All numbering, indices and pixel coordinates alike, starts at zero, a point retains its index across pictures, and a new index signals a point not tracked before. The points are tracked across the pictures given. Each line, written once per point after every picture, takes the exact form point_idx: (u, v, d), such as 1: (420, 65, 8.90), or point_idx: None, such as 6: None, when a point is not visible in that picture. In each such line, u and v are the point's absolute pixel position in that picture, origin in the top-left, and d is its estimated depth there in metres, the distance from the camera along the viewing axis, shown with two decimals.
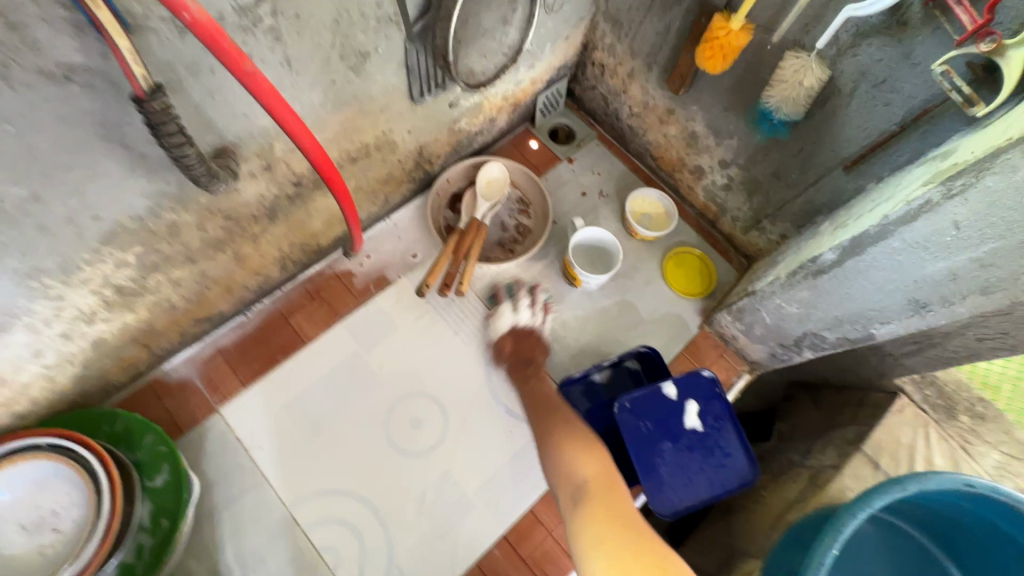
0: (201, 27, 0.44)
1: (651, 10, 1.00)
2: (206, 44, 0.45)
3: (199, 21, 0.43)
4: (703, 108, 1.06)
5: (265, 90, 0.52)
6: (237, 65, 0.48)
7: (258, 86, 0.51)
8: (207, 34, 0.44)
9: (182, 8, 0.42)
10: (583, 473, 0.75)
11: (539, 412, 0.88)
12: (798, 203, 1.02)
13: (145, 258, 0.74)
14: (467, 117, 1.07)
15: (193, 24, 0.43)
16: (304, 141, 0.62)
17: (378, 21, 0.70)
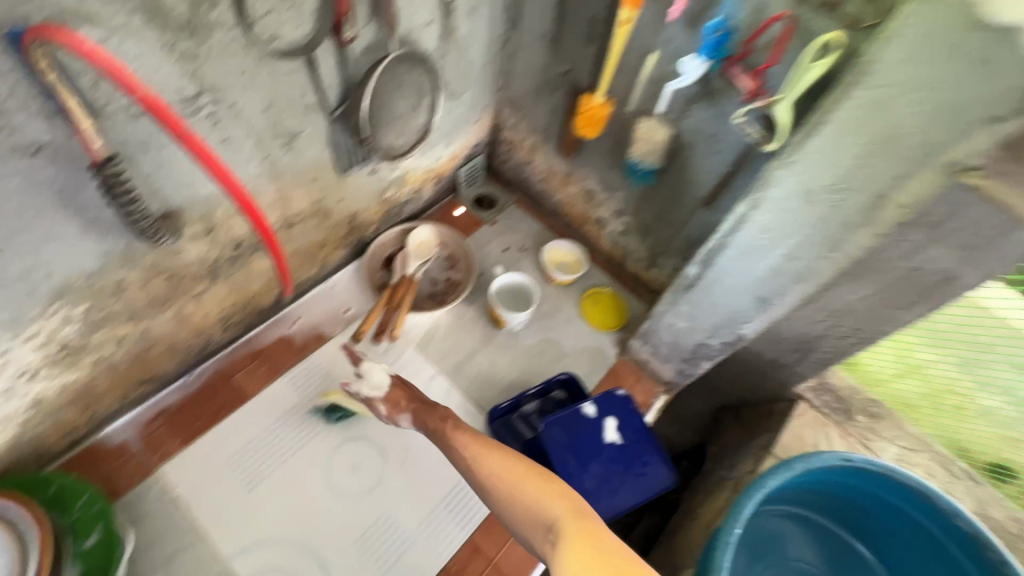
0: (148, 101, 0.57)
1: (539, 95, 1.24)
2: (153, 113, 0.59)
3: (145, 96, 0.57)
4: (592, 168, 1.27)
5: (200, 146, 0.64)
6: (175, 126, 0.61)
7: (194, 143, 0.63)
8: (153, 105, 0.58)
9: (132, 86, 0.56)
10: (546, 491, 0.77)
11: (482, 460, 0.83)
12: (679, 238, 1.20)
13: (90, 315, 0.82)
14: (394, 187, 1.24)
15: (142, 98, 0.57)
16: (235, 192, 0.72)
17: (303, 109, 0.87)
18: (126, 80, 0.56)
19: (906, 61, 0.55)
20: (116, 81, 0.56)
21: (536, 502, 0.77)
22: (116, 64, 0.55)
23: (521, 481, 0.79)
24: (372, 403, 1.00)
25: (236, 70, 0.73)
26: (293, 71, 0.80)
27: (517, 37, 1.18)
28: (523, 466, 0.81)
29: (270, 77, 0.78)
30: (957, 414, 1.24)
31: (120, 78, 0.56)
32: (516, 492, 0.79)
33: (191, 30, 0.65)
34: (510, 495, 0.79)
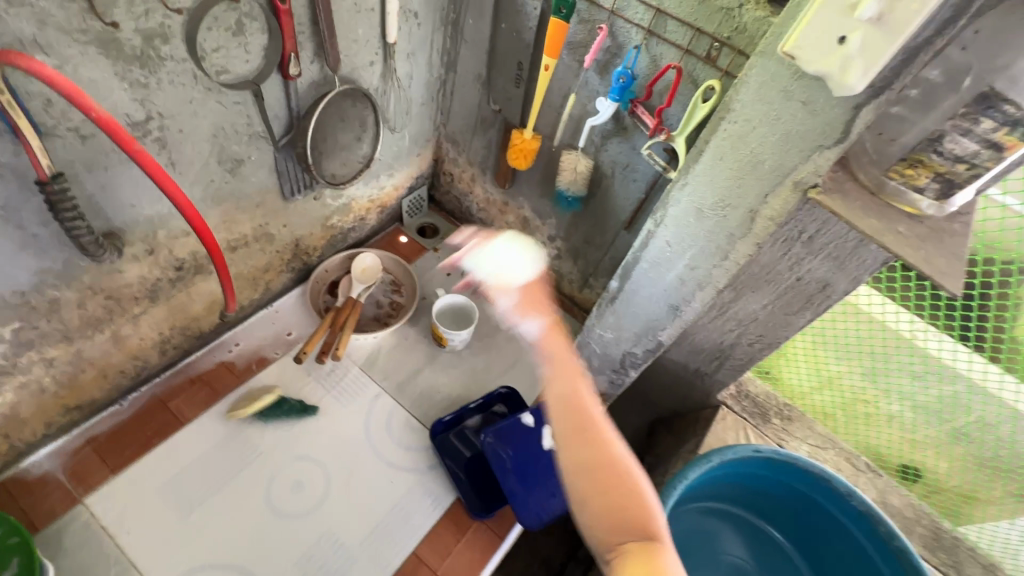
0: (105, 122, 0.62)
1: (476, 131, 1.36)
2: (107, 134, 0.63)
3: (102, 117, 0.62)
4: (526, 197, 1.38)
5: (152, 166, 0.69)
6: (129, 146, 0.66)
7: (147, 162, 0.68)
8: (109, 125, 0.63)
9: (89, 108, 0.61)
10: (634, 513, 0.64)
11: (581, 443, 0.69)
12: (606, 259, 1.32)
13: (20, 334, 0.81)
14: (338, 215, 1.30)
15: (99, 119, 0.62)
16: (187, 210, 0.76)
17: (250, 136, 0.93)
18: (84, 102, 0.60)
19: (757, 99, 0.69)
20: (74, 103, 0.59)
21: (610, 506, 0.65)
22: (74, 86, 0.59)
23: (613, 486, 0.66)
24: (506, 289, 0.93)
25: (184, 98, 0.79)
26: (240, 102, 0.87)
27: (454, 79, 1.30)
28: (620, 470, 0.67)
29: (217, 106, 0.84)
30: (865, 420, 1.39)
31: (78, 99, 0.59)
32: (596, 489, 0.66)
33: (142, 62, 0.71)
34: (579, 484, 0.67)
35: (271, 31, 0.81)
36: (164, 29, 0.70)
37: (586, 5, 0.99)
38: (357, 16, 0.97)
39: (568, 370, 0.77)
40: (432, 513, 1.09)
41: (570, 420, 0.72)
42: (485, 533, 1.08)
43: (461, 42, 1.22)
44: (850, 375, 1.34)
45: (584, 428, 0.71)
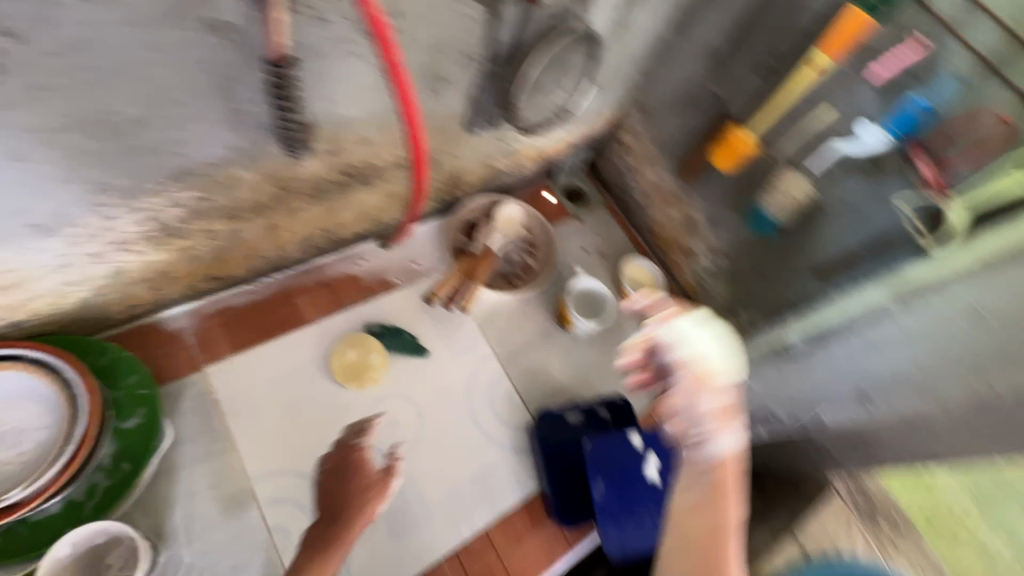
0: (374, 21, 0.59)
1: (678, 109, 1.18)
2: (373, 34, 0.61)
3: (374, 15, 0.59)
4: (705, 198, 1.22)
5: (401, 78, 0.66)
6: (388, 52, 0.62)
7: (399, 74, 0.65)
8: (376, 24, 0.60)
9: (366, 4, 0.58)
10: None
11: (699, 534, 0.69)
12: (770, 297, 1.16)
13: (197, 203, 0.78)
14: (503, 157, 1.18)
15: (368, 15, 0.59)
16: (413, 129, 0.74)
17: (465, 57, 0.82)
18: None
19: None
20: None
21: None
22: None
23: None
24: (701, 384, 0.73)
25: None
26: (473, 16, 0.75)
27: (679, 43, 1.11)
28: None
29: (450, 16, 0.73)
30: None
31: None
32: None
33: None
34: None
35: None
36: None
37: (910, 6, 0.77)
38: None
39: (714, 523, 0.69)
40: (509, 498, 1.04)
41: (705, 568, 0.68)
42: (558, 540, 1.03)
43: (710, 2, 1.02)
44: (948, 475, 1.21)
45: (723, 535, 0.69)
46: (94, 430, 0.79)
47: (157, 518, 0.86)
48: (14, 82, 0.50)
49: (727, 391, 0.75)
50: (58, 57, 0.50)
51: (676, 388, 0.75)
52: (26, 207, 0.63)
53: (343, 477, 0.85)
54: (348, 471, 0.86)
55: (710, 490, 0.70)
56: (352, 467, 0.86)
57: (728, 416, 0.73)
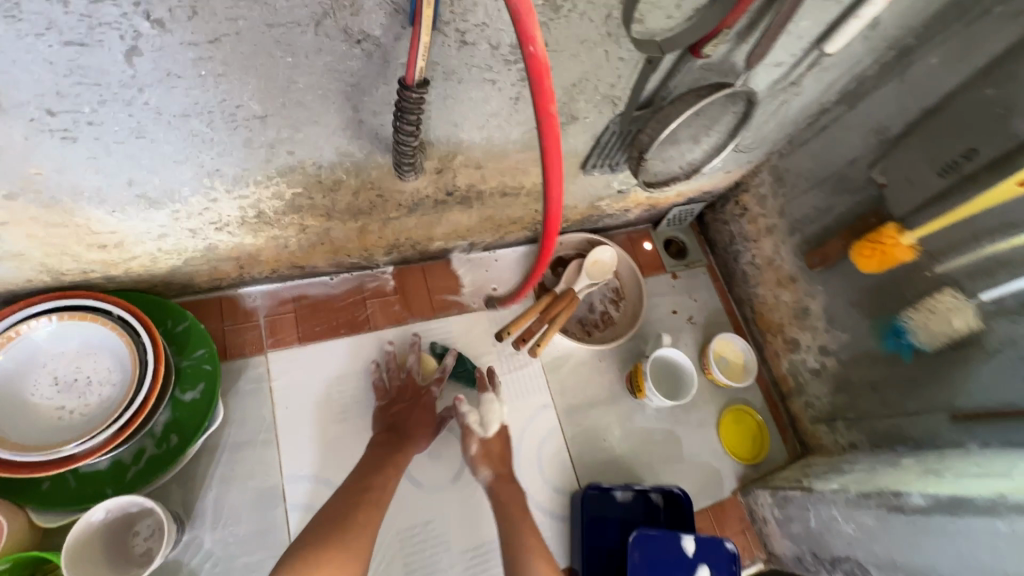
0: (535, 64, 0.47)
1: (821, 187, 1.03)
2: (531, 80, 0.48)
3: (537, 57, 0.46)
4: (828, 291, 1.06)
5: (553, 135, 0.53)
6: (544, 103, 0.50)
7: (550, 129, 0.52)
8: (537, 69, 0.47)
9: (531, 42, 0.45)
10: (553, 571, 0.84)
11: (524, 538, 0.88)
12: (884, 422, 1.00)
13: (296, 199, 0.76)
14: (610, 200, 1.09)
15: (530, 58, 0.46)
16: (551, 195, 0.62)
17: (603, 98, 0.74)
18: (530, 31, 0.44)
19: None
20: (518, 29, 0.45)
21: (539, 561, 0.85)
22: (530, 8, 0.43)
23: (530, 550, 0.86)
24: (469, 435, 0.97)
25: (580, 36, 0.61)
26: (625, 58, 0.67)
27: (844, 115, 0.97)
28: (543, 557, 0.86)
29: (602, 56, 0.65)
30: None
31: (524, 27, 0.44)
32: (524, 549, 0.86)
33: None
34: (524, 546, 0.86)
35: None
36: None
37: None
38: (819, 5, 0.68)
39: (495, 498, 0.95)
40: None
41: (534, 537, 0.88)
42: None
43: (898, 78, 0.87)
44: None
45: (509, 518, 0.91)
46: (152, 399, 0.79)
47: (190, 491, 0.86)
48: (150, 65, 0.48)
49: (502, 433, 1.00)
50: (196, 47, 0.48)
51: (471, 441, 0.97)
52: (137, 180, 0.63)
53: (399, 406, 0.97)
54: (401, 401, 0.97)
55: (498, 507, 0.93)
56: (417, 398, 0.97)
57: (483, 459, 0.96)
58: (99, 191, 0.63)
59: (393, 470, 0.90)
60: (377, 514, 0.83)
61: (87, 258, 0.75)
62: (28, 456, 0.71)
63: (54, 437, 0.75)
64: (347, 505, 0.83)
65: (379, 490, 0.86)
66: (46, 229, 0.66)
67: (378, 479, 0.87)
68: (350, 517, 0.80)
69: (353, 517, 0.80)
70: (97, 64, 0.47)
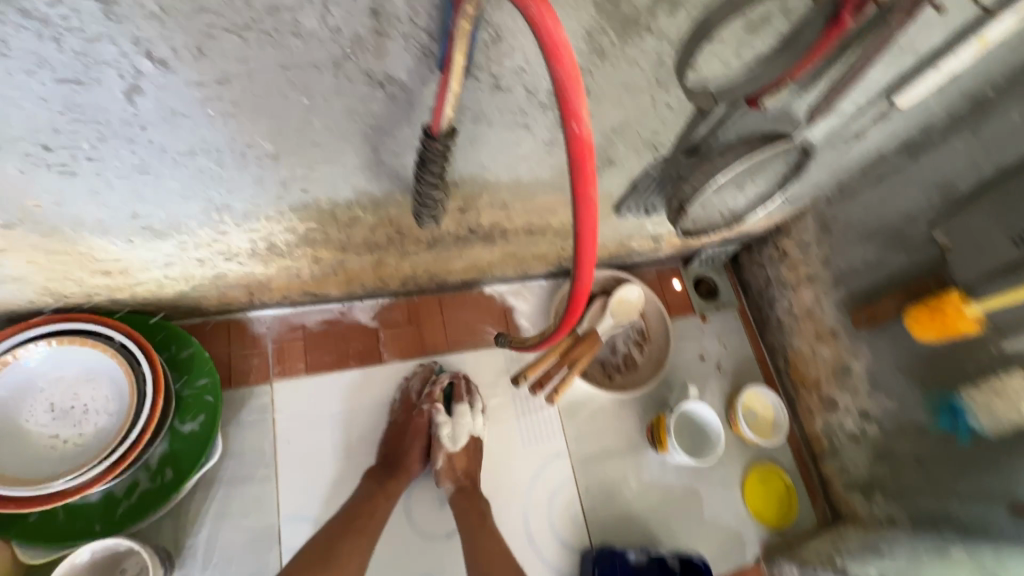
0: (578, 144, 0.40)
1: (873, 240, 0.95)
2: (571, 161, 0.42)
3: (581, 137, 0.40)
4: (874, 352, 0.98)
5: (590, 219, 0.46)
6: (583, 186, 0.43)
7: (588, 213, 0.45)
8: (579, 151, 0.41)
9: (575, 120, 0.39)
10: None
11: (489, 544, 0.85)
12: (929, 502, 0.92)
13: (309, 233, 0.72)
14: (641, 240, 1.02)
15: (573, 137, 0.40)
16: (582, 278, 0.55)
17: (644, 144, 0.67)
18: (575, 108, 0.38)
19: None
20: (561, 105, 0.39)
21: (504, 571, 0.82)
22: (578, 83, 0.37)
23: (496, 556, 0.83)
24: (437, 446, 0.90)
25: (626, 83, 0.55)
26: (673, 105, 0.61)
27: (905, 166, 0.89)
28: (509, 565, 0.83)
29: (647, 103, 0.59)
30: None
31: (568, 104, 0.38)
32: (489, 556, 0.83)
33: (626, 26, 0.47)
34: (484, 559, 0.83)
35: (791, 42, 0.53)
36: None
37: None
38: (894, 55, 0.61)
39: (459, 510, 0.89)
40: None
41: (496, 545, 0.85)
42: None
43: (972, 132, 0.79)
44: None
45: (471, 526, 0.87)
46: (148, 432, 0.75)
47: (183, 526, 0.83)
48: (154, 104, 0.44)
49: (470, 448, 0.93)
50: (204, 88, 0.44)
51: (438, 453, 0.90)
52: (142, 213, 0.59)
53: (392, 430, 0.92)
54: (401, 431, 0.91)
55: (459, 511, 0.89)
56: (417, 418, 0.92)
57: (446, 472, 0.90)
58: (102, 223, 0.59)
59: (381, 501, 0.86)
60: (365, 541, 0.81)
61: (91, 283, 0.72)
62: (14, 490, 0.68)
63: (46, 467, 0.72)
64: (342, 526, 0.82)
65: (372, 517, 0.84)
66: (48, 256, 0.63)
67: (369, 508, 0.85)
68: (339, 546, 0.79)
69: (337, 548, 0.79)
70: (96, 103, 0.43)
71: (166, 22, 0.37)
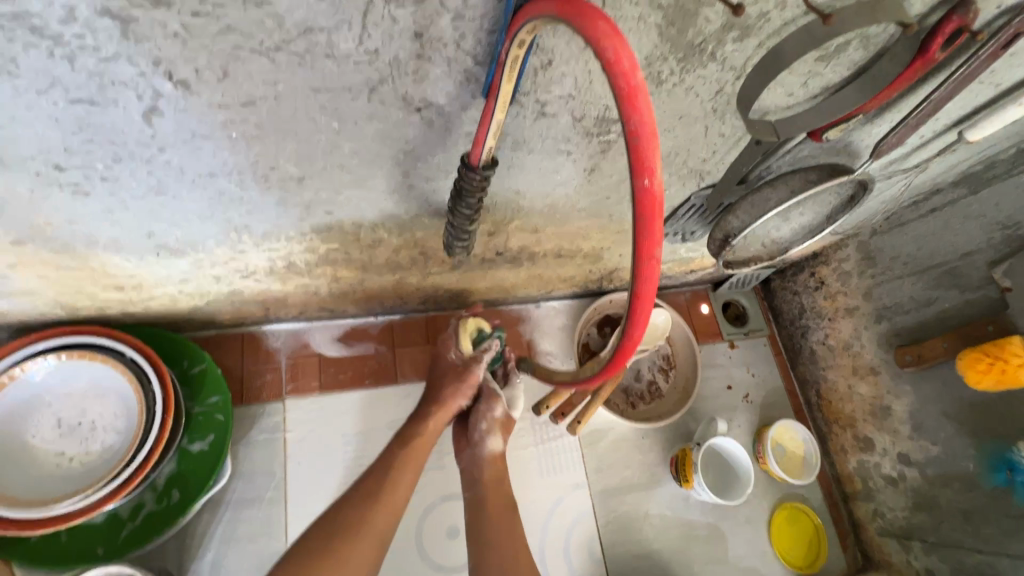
0: (645, 202, 0.34)
1: (923, 275, 0.89)
2: (636, 219, 0.35)
3: (651, 194, 0.33)
4: (917, 394, 0.92)
5: (649, 283, 0.39)
6: (648, 248, 0.36)
7: (647, 277, 0.38)
8: (649, 207, 0.34)
9: (647, 173, 0.32)
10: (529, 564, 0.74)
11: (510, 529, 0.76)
12: (973, 558, 0.86)
13: (330, 253, 0.68)
14: (674, 265, 0.97)
15: (642, 191, 0.33)
16: (631, 338, 0.47)
17: (690, 172, 0.63)
18: (648, 160, 0.32)
19: None
20: (630, 156, 0.32)
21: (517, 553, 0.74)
22: (654, 131, 0.31)
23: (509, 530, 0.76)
24: (494, 398, 0.80)
25: (680, 111, 0.51)
26: (727, 134, 0.56)
27: (963, 200, 0.83)
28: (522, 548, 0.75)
29: (700, 132, 0.55)
30: None
31: (640, 155, 0.32)
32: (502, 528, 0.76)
33: (688, 53, 0.43)
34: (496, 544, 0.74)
35: (868, 72, 0.48)
36: (759, 20, 0.41)
37: None
38: (972, 88, 0.56)
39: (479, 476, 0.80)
40: None
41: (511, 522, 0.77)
42: None
43: None
44: None
45: (499, 505, 0.78)
46: (156, 452, 0.72)
47: (188, 548, 0.80)
48: (173, 126, 0.41)
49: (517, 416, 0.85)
50: (227, 110, 0.40)
51: (495, 405, 0.80)
52: (157, 232, 0.56)
53: (449, 374, 0.80)
54: (463, 366, 0.79)
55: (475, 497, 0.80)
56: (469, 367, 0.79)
57: (501, 427, 0.81)
58: (115, 241, 0.56)
59: (416, 457, 0.76)
60: (390, 503, 0.71)
61: (104, 298, 0.69)
62: (16, 513, 0.65)
63: (51, 487, 0.70)
64: (367, 489, 0.72)
65: (406, 474, 0.74)
66: (58, 272, 0.60)
67: (396, 475, 0.74)
68: (368, 513, 0.69)
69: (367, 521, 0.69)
70: (111, 123, 0.39)
71: (188, 42, 0.34)
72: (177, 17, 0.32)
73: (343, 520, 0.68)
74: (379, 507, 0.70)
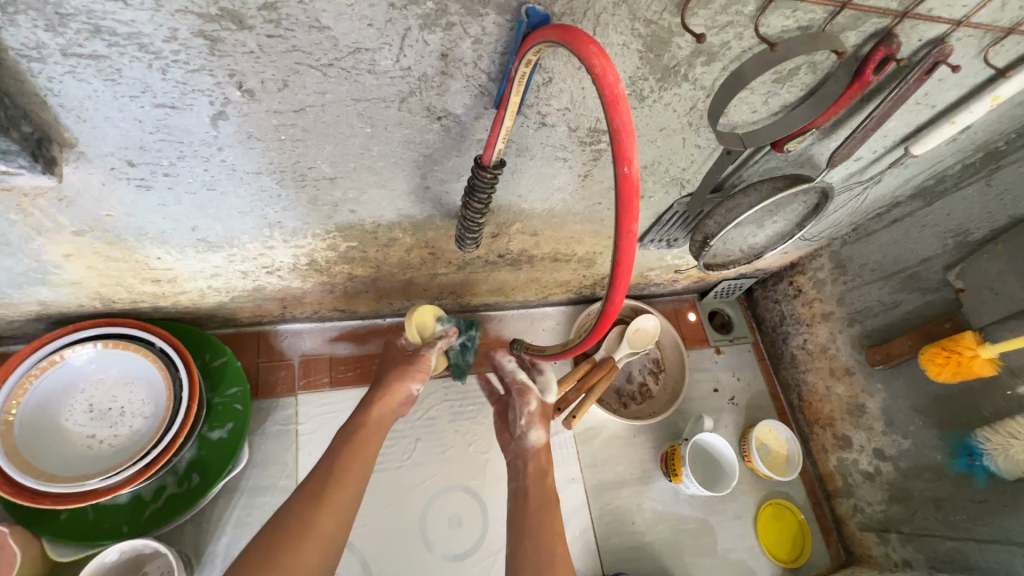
0: (625, 186, 0.42)
1: (888, 280, 0.97)
2: (617, 200, 0.43)
3: (629, 179, 0.41)
4: (887, 391, 0.99)
5: (628, 254, 0.47)
6: (626, 223, 0.44)
7: (627, 249, 0.46)
8: (627, 190, 0.42)
9: (626, 162, 0.40)
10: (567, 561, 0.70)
11: (542, 525, 0.74)
12: (946, 545, 0.91)
13: (349, 251, 0.75)
14: (661, 271, 1.05)
15: (623, 178, 0.41)
16: (612, 303, 0.54)
17: (670, 180, 0.71)
18: (627, 152, 0.40)
19: None
20: (614, 149, 0.40)
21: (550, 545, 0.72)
22: (632, 129, 0.39)
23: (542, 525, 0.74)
24: (526, 393, 0.89)
25: (660, 123, 0.59)
26: (702, 146, 0.65)
27: (919, 211, 0.92)
28: (547, 542, 0.72)
29: (679, 143, 0.63)
30: None
31: (621, 148, 0.40)
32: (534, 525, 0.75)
33: (665, 74, 0.52)
34: (531, 538, 0.73)
35: (817, 92, 0.57)
36: (722, 48, 0.50)
37: None
38: (911, 108, 0.65)
39: (524, 471, 0.83)
40: None
41: (539, 518, 0.76)
42: None
43: (984, 181, 0.83)
44: None
45: (541, 508, 0.77)
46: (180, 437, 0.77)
47: (204, 532, 0.84)
48: (233, 128, 0.48)
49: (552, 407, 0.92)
50: (281, 115, 0.48)
51: (529, 398, 0.88)
52: (201, 227, 0.63)
53: (398, 363, 0.85)
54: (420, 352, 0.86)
55: (521, 489, 0.81)
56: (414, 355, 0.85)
57: (540, 418, 0.87)
58: (163, 234, 0.63)
59: (367, 447, 0.74)
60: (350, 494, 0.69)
61: (140, 290, 0.75)
62: (51, 488, 0.69)
63: (83, 467, 0.74)
64: (313, 485, 0.68)
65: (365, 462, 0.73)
66: (107, 263, 0.67)
67: (341, 473, 0.70)
68: (313, 514, 0.65)
69: (309, 517, 0.65)
70: (183, 125, 0.47)
71: (260, 58, 0.42)
72: (255, 38, 0.40)
73: (282, 524, 0.64)
74: (323, 512, 0.66)
